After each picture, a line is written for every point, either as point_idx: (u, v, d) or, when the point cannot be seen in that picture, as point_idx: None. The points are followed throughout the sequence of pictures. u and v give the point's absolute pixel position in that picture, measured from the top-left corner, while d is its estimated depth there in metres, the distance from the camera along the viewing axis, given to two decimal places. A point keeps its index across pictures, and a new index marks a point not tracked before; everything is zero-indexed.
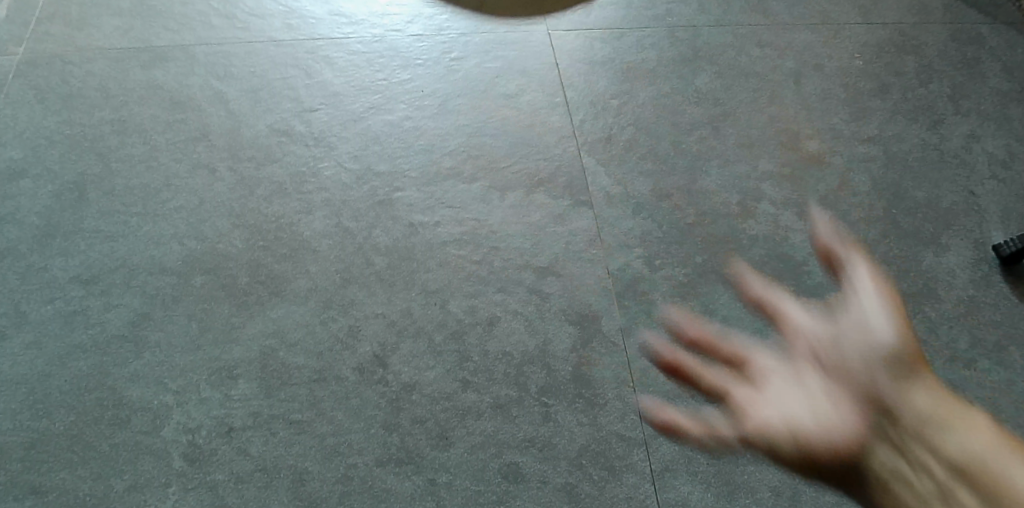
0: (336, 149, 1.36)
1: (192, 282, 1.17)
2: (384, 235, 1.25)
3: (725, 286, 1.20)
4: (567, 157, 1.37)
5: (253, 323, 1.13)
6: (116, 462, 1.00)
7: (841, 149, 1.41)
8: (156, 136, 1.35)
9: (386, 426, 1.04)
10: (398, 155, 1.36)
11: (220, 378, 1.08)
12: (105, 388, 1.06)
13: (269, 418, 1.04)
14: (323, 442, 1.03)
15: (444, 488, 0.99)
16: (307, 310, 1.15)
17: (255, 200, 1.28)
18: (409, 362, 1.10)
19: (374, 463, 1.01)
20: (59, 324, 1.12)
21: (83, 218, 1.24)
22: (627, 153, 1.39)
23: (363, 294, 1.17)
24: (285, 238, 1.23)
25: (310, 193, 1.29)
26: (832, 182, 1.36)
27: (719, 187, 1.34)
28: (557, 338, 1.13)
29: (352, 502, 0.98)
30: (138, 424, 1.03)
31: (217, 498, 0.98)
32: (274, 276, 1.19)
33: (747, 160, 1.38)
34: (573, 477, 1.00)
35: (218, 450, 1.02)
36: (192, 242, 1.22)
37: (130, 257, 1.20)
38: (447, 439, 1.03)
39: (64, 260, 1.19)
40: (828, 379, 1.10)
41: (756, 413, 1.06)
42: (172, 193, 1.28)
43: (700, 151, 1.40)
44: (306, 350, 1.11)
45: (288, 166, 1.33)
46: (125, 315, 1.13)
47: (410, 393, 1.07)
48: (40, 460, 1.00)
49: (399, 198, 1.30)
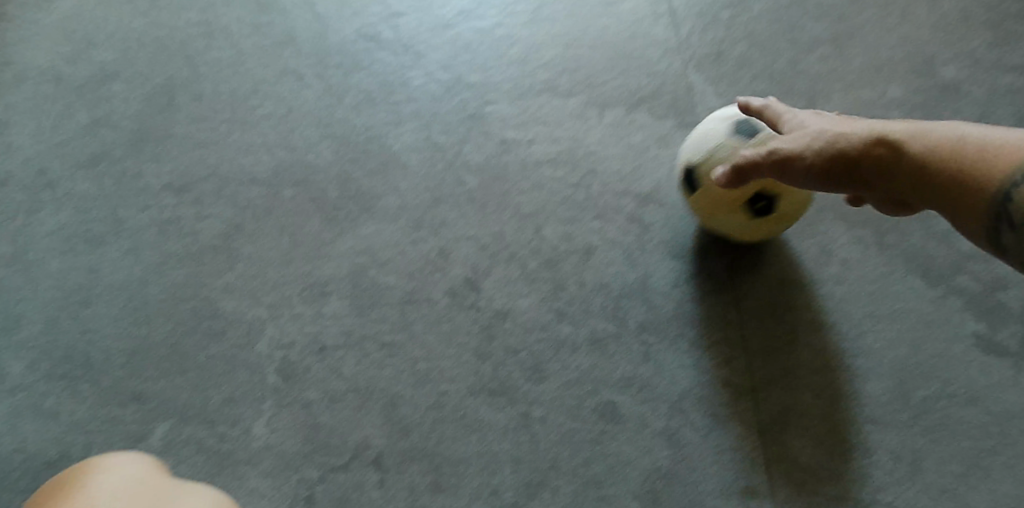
0: (425, 57, 1.28)
1: (282, 194, 1.14)
2: (475, 152, 1.18)
3: (846, 226, 1.09)
4: (673, 74, 1.26)
5: (343, 239, 1.10)
6: (213, 374, 1.01)
7: (981, 77, 1.25)
8: (243, 39, 1.30)
9: (478, 354, 1.01)
10: (490, 66, 1.27)
11: (311, 294, 1.06)
12: (200, 298, 1.06)
13: (362, 338, 1.03)
14: (415, 367, 1.01)
15: (538, 423, 0.96)
16: (397, 229, 1.11)
17: (343, 110, 1.22)
18: (502, 288, 1.06)
19: (466, 392, 0.99)
20: (154, 232, 1.11)
21: (173, 124, 1.21)
22: (739, 71, 1.26)
23: (454, 215, 1.12)
24: (374, 151, 1.18)
25: (400, 104, 1.23)
26: (970, 114, 1.22)
27: (842, 113, 1.21)
28: (658, 272, 1.07)
29: (445, 430, 0.96)
30: (233, 337, 1.03)
31: (311, 416, 0.98)
32: (363, 191, 1.14)
33: (875, 85, 1.25)
34: (673, 421, 0.96)
35: (312, 368, 1.01)
36: (281, 152, 1.18)
37: (219, 166, 1.17)
38: (541, 372, 1.00)
39: (157, 166, 1.17)
40: (956, 336, 1.00)
41: (875, 367, 0.99)
42: (260, 99, 1.23)
43: (822, 73, 1.26)
44: (397, 271, 1.08)
45: (376, 75, 1.26)
46: (216, 226, 1.12)
47: (503, 321, 1.03)
48: (140, 367, 1.01)
49: (491, 113, 1.22)
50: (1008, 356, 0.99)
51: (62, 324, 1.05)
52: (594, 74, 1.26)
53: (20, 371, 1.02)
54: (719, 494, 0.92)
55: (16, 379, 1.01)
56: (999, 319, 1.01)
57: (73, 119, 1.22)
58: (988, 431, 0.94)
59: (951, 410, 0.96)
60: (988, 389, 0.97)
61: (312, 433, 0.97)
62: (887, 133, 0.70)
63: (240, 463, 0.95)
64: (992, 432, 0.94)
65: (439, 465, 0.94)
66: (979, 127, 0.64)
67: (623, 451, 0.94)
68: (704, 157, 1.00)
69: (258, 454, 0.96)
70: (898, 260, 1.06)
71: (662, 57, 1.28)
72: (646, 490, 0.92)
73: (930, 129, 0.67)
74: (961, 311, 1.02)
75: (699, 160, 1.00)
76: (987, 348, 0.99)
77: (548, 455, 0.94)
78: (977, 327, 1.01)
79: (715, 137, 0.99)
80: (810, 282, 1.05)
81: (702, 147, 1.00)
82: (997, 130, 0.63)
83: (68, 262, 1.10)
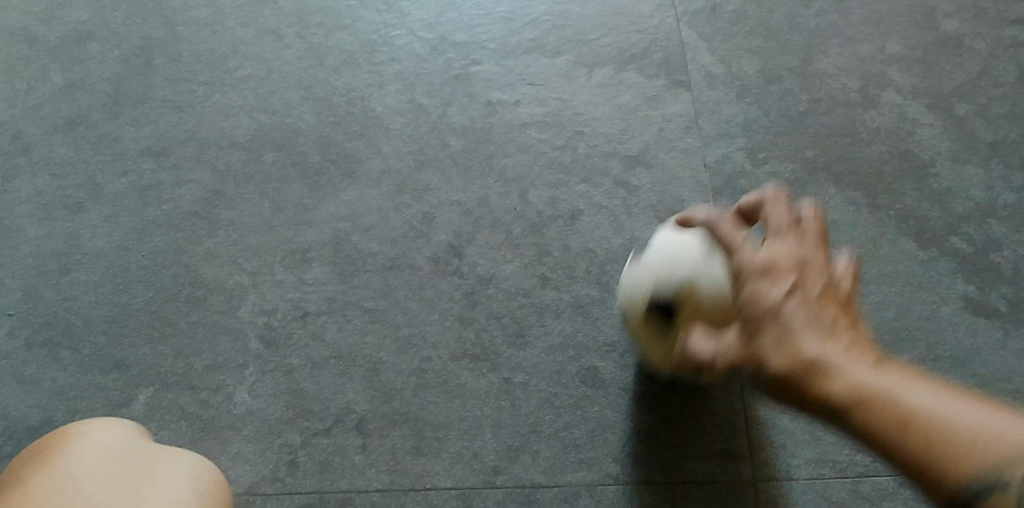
0: (408, 15, 1.24)
1: (263, 159, 1.12)
2: (459, 114, 1.16)
3: (837, 187, 1.08)
4: (664, 30, 1.22)
5: (325, 204, 1.09)
6: (194, 341, 1.01)
7: (983, 31, 1.21)
8: None
9: (461, 320, 1.00)
10: (475, 24, 1.23)
11: (293, 261, 1.05)
12: (180, 265, 1.05)
13: (344, 304, 1.02)
14: (397, 332, 1.00)
15: (520, 388, 0.96)
16: (380, 194, 1.09)
17: (324, 71, 1.20)
18: (485, 253, 1.05)
19: (448, 357, 0.98)
20: (134, 198, 1.10)
21: (151, 87, 1.19)
22: (732, 27, 1.22)
23: (438, 178, 1.10)
24: (356, 113, 1.16)
25: (382, 65, 1.20)
26: (971, 69, 1.17)
27: (838, 70, 1.18)
28: (644, 236, 1.05)
29: (426, 396, 0.96)
30: (214, 303, 1.03)
31: (294, 382, 0.98)
32: (346, 155, 1.12)
33: (873, 39, 1.20)
34: (656, 386, 0.96)
35: (294, 334, 1.01)
36: (261, 115, 1.16)
37: (199, 130, 1.15)
38: (524, 337, 0.99)
39: (135, 130, 1.15)
40: (946, 299, 0.99)
41: (862, 331, 0.97)
42: (239, 60, 1.20)
43: (819, 27, 1.22)
44: (380, 236, 1.06)
45: (358, 34, 1.23)
46: (197, 191, 1.10)
47: (486, 286, 1.03)
48: (122, 334, 1.01)
49: (476, 73, 1.19)
50: (997, 319, 0.98)
51: (43, 291, 1.05)
52: (582, 31, 1.22)
53: (2, 338, 1.02)
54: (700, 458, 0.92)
55: None
56: (990, 281, 1.00)
57: (49, 82, 1.20)
58: (973, 395, 0.94)
59: (937, 374, 0.95)
60: (974, 352, 0.96)
61: (294, 399, 0.97)
62: (870, 395, 0.51)
63: (222, 429, 0.96)
64: (976, 395, 0.94)
65: (421, 430, 0.94)
66: (957, 405, 0.48)
67: (604, 415, 0.94)
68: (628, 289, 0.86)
69: (240, 420, 0.96)
70: (890, 221, 1.05)
71: (653, 12, 1.24)
72: (627, 454, 0.92)
73: (889, 402, 0.50)
74: (952, 273, 1.01)
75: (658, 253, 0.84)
76: (977, 311, 0.98)
77: (530, 420, 0.94)
78: (967, 290, 1.00)
79: (687, 258, 0.81)
80: None
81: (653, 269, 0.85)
82: (951, 408, 0.48)
83: (47, 229, 1.09)
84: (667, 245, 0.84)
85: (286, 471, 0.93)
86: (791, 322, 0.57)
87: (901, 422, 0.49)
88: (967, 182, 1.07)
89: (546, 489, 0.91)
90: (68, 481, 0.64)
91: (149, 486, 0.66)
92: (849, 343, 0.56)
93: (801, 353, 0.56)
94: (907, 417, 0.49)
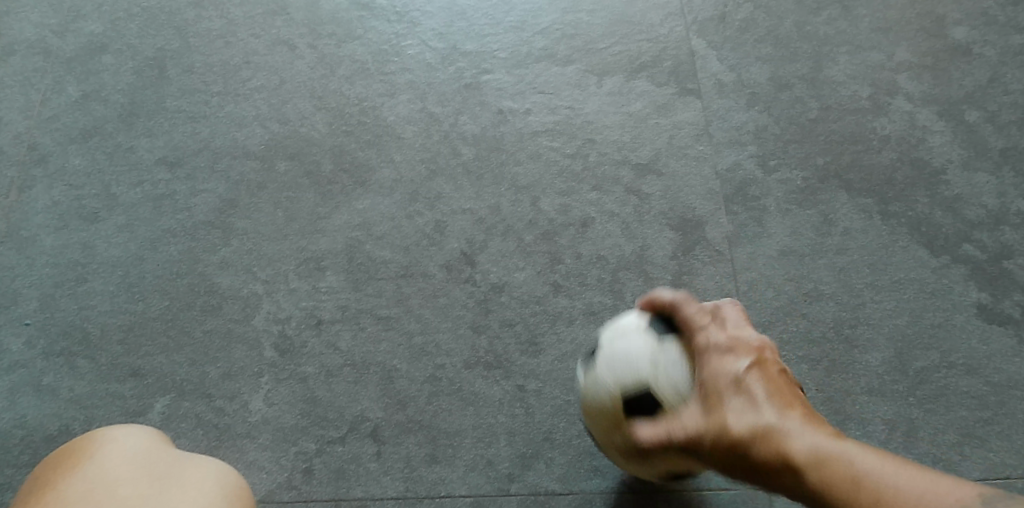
0: (419, 25, 1.25)
1: (277, 168, 1.13)
2: (471, 123, 1.16)
3: (848, 194, 1.08)
4: (674, 39, 1.23)
5: (338, 213, 1.10)
6: (209, 349, 1.01)
7: (993, 38, 1.21)
8: (233, 9, 1.28)
9: (474, 328, 1.01)
10: (485, 34, 1.24)
11: (307, 270, 1.06)
12: (195, 274, 1.06)
13: (357, 312, 1.03)
14: (411, 340, 1.01)
15: (534, 396, 0.96)
16: (393, 203, 1.10)
17: (337, 81, 1.21)
18: (498, 261, 1.05)
19: (462, 365, 0.99)
20: (148, 208, 1.11)
21: (165, 97, 1.20)
22: (742, 35, 1.23)
23: (450, 187, 1.11)
24: (368, 123, 1.17)
25: (394, 74, 1.21)
26: (981, 76, 1.17)
27: (848, 77, 1.18)
28: (656, 244, 1.05)
29: (440, 404, 0.96)
30: (229, 312, 1.04)
31: (308, 390, 0.98)
32: (359, 165, 1.13)
33: (883, 46, 1.21)
34: None
35: (308, 342, 1.01)
36: (274, 125, 1.17)
37: (212, 140, 1.16)
38: (537, 345, 0.99)
39: (149, 140, 1.16)
40: (958, 305, 0.99)
41: (875, 338, 0.98)
42: (251, 71, 1.22)
43: (828, 35, 1.22)
44: (393, 244, 1.07)
45: (369, 44, 1.24)
46: (211, 201, 1.11)
47: (499, 294, 1.03)
48: (138, 343, 1.02)
49: (487, 82, 1.20)
50: (1011, 326, 0.97)
51: (59, 300, 1.05)
52: (592, 40, 1.23)
53: (19, 347, 1.03)
54: None
55: (16, 355, 1.02)
56: (1003, 288, 1.00)
57: (64, 92, 1.21)
58: (987, 402, 0.93)
59: (951, 381, 0.94)
60: (988, 359, 0.96)
61: (309, 406, 0.97)
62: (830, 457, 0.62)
63: (237, 437, 0.96)
64: (991, 402, 0.93)
65: (435, 438, 0.95)
66: (901, 470, 0.60)
67: None
68: (588, 369, 0.77)
69: (255, 428, 0.96)
70: (902, 228, 1.05)
71: (662, 21, 1.25)
72: None
73: (849, 466, 0.61)
74: (964, 280, 1.01)
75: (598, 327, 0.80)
76: (990, 318, 0.98)
77: (543, 428, 0.95)
78: (980, 297, 0.99)
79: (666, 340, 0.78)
80: (811, 252, 1.04)
81: (591, 347, 0.78)
82: (900, 470, 0.60)
83: (63, 238, 1.10)
84: (606, 325, 0.79)
85: (301, 479, 0.94)
86: (754, 392, 0.68)
87: (864, 490, 0.59)
88: (978, 189, 1.08)
89: (560, 497, 0.91)
90: (108, 482, 0.65)
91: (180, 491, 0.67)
92: (806, 417, 0.66)
93: (767, 427, 0.66)
94: (862, 476, 0.60)
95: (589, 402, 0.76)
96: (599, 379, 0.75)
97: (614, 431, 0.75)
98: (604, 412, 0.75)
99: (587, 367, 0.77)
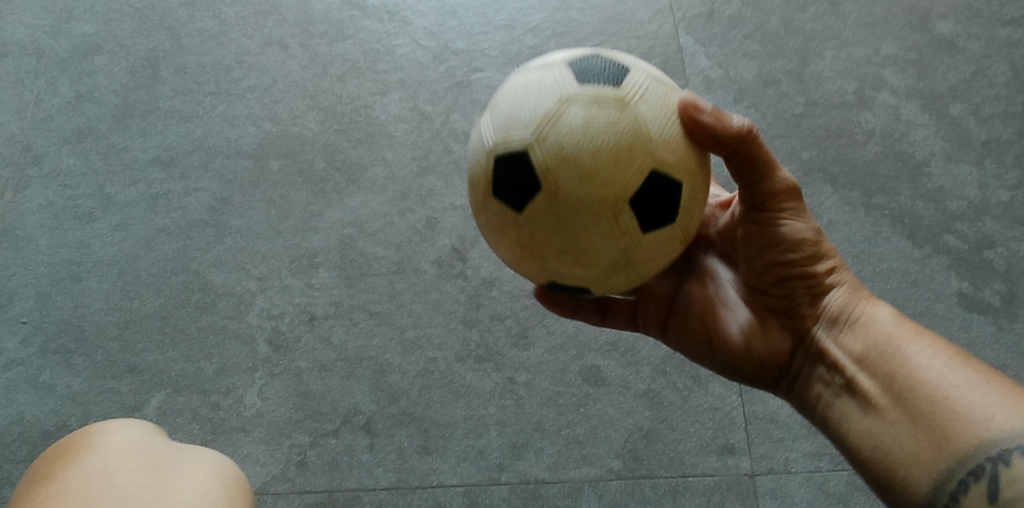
0: (410, 24, 1.27)
1: (270, 167, 1.15)
2: (462, 120, 1.18)
3: (833, 187, 1.09)
4: (662, 36, 1.24)
5: (331, 211, 1.11)
6: (204, 346, 1.03)
7: (977, 32, 1.23)
8: (225, 9, 1.29)
9: (465, 322, 1.02)
10: (476, 32, 1.26)
11: (300, 266, 1.07)
12: (190, 272, 1.08)
13: (350, 308, 1.04)
14: (403, 334, 1.02)
15: (524, 387, 0.98)
16: (385, 200, 1.12)
17: (329, 80, 1.22)
18: (489, 256, 1.07)
19: (453, 358, 1.00)
20: (143, 207, 1.13)
21: (158, 97, 1.21)
22: (729, 31, 1.25)
23: (441, 184, 1.12)
24: (360, 121, 1.18)
25: (385, 73, 1.22)
26: (965, 70, 1.19)
27: (834, 72, 1.20)
28: None
29: (432, 396, 0.98)
30: (223, 308, 1.05)
31: (302, 384, 1.00)
32: (351, 163, 1.15)
33: (869, 41, 1.22)
34: (656, 384, 0.97)
35: (302, 337, 1.02)
36: (267, 124, 1.18)
37: (205, 139, 1.17)
38: (527, 337, 1.01)
39: (143, 140, 1.18)
40: (940, 295, 1.01)
41: None
42: (244, 71, 1.23)
43: (814, 30, 1.24)
44: (385, 241, 1.08)
45: (361, 44, 1.25)
46: (204, 199, 1.13)
47: (489, 288, 1.04)
48: (134, 340, 1.04)
49: (478, 80, 1.21)
50: (991, 314, 0.99)
51: (55, 299, 1.07)
52: (581, 38, 1.25)
53: (16, 346, 1.04)
54: (698, 452, 0.93)
55: (12, 353, 1.04)
56: (984, 277, 1.02)
57: (58, 93, 1.22)
58: None
59: None
60: (969, 346, 0.97)
61: (302, 400, 0.99)
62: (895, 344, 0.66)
63: (232, 431, 0.98)
64: None
65: (427, 429, 0.96)
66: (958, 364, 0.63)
67: (606, 413, 0.96)
68: (561, 93, 0.59)
69: (250, 422, 0.98)
70: (885, 220, 1.06)
71: (651, 18, 1.26)
72: (628, 450, 0.94)
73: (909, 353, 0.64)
74: (946, 270, 1.02)
75: (499, 111, 0.62)
76: (970, 307, 1.00)
77: (533, 418, 0.96)
78: (961, 286, 1.01)
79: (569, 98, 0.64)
80: None
81: (531, 97, 0.60)
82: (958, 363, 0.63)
83: (58, 238, 1.11)
84: (523, 87, 0.61)
85: (296, 471, 0.95)
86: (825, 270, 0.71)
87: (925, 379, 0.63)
88: (960, 180, 1.09)
89: (550, 486, 0.92)
90: (111, 468, 0.66)
91: (184, 473, 0.67)
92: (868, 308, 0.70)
93: (842, 284, 0.70)
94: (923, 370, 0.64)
95: (553, 150, 0.58)
96: (600, 94, 0.59)
97: (590, 199, 0.58)
98: (586, 172, 0.57)
99: (536, 122, 0.59)
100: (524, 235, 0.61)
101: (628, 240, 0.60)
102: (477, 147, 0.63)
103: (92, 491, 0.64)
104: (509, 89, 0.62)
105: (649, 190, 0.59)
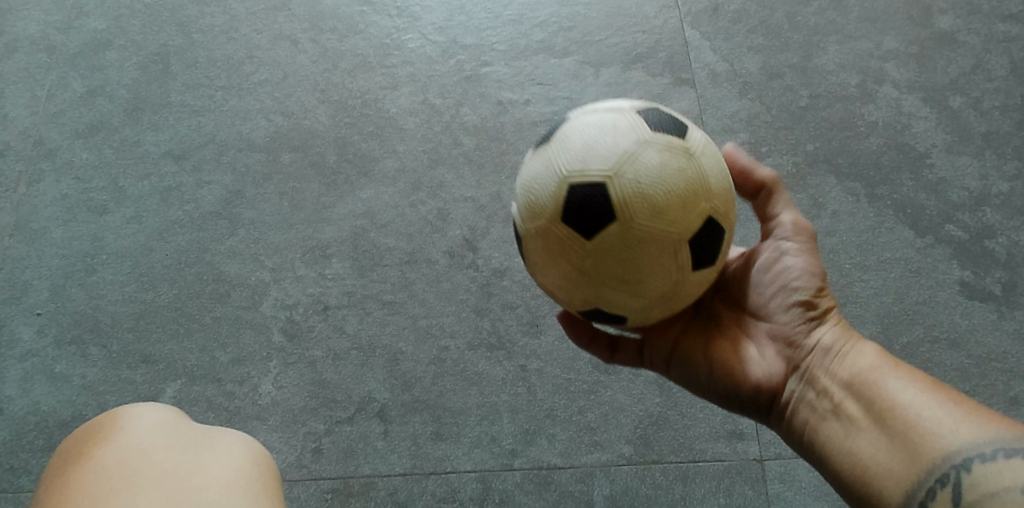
0: (419, 19, 1.28)
1: (282, 160, 1.16)
2: (472, 114, 1.19)
3: (837, 178, 1.11)
4: (668, 30, 1.26)
5: (343, 202, 1.12)
6: (219, 335, 1.04)
7: (977, 27, 1.25)
8: (236, 5, 1.30)
9: (477, 311, 1.04)
10: (484, 27, 1.27)
11: (313, 257, 1.08)
12: (204, 263, 1.09)
13: (363, 298, 1.05)
14: (415, 323, 1.03)
15: (535, 375, 0.99)
16: (396, 192, 1.13)
17: (339, 75, 1.23)
18: (499, 247, 1.08)
19: (465, 347, 1.02)
20: (156, 199, 1.14)
21: (170, 92, 1.22)
22: (734, 26, 1.26)
23: (452, 176, 1.14)
24: (371, 115, 1.20)
25: (395, 67, 1.24)
26: (965, 64, 1.21)
27: (837, 66, 1.22)
28: None
29: (445, 384, 0.99)
30: (237, 299, 1.06)
31: (316, 373, 1.01)
32: (362, 156, 1.16)
33: (871, 35, 1.24)
34: None
35: (315, 327, 1.04)
36: (279, 118, 1.20)
37: (218, 133, 1.19)
38: (538, 326, 1.02)
39: (155, 133, 1.19)
40: (942, 283, 1.03)
41: (863, 315, 1.01)
42: (255, 66, 1.24)
43: (818, 25, 1.26)
44: (397, 232, 1.10)
45: (371, 38, 1.27)
46: (217, 192, 1.14)
47: (500, 278, 1.06)
48: (148, 330, 1.05)
49: (487, 74, 1.23)
50: (992, 301, 1.01)
51: (70, 290, 1.08)
52: (588, 33, 1.26)
53: (30, 336, 1.05)
54: (707, 438, 0.95)
55: (27, 344, 1.05)
56: (985, 265, 1.04)
57: (70, 88, 1.23)
58: (969, 373, 0.97)
59: (935, 354, 0.98)
60: (971, 333, 0.99)
61: (316, 389, 1.00)
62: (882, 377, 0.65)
63: (248, 419, 0.99)
64: (973, 374, 0.97)
65: (440, 416, 0.97)
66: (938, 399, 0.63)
67: (617, 400, 0.98)
68: (639, 137, 0.64)
69: (265, 410, 0.99)
70: (889, 210, 1.08)
71: (657, 13, 1.28)
72: (638, 435, 0.96)
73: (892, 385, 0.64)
74: (948, 259, 1.04)
75: (572, 143, 0.65)
76: (972, 294, 1.02)
77: (545, 405, 0.98)
78: (963, 274, 1.03)
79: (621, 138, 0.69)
80: None
81: (607, 136, 0.64)
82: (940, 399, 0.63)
83: (72, 230, 1.12)
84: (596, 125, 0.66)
85: (311, 458, 0.96)
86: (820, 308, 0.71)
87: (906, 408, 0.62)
88: (961, 172, 1.11)
89: (562, 471, 0.94)
90: (140, 446, 0.68)
91: (210, 448, 0.68)
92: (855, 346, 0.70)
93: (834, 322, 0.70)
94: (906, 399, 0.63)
95: (633, 183, 0.62)
96: (671, 143, 0.65)
97: (656, 231, 0.63)
98: (656, 204, 0.62)
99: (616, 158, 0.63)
100: (590, 262, 0.64)
101: (679, 274, 0.65)
102: (545, 171, 0.65)
103: (125, 469, 0.66)
104: (577, 125, 0.67)
105: (703, 230, 0.65)
